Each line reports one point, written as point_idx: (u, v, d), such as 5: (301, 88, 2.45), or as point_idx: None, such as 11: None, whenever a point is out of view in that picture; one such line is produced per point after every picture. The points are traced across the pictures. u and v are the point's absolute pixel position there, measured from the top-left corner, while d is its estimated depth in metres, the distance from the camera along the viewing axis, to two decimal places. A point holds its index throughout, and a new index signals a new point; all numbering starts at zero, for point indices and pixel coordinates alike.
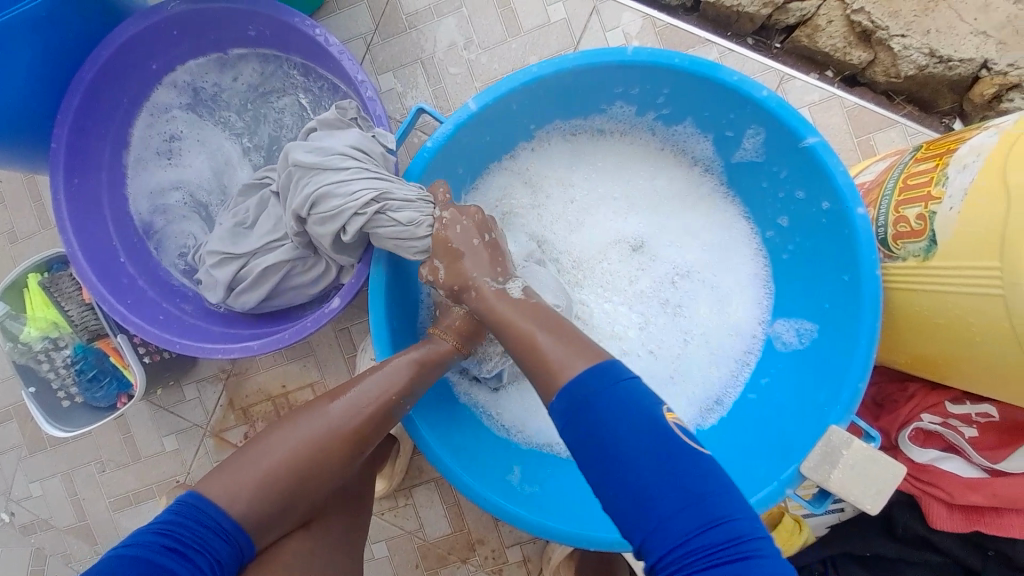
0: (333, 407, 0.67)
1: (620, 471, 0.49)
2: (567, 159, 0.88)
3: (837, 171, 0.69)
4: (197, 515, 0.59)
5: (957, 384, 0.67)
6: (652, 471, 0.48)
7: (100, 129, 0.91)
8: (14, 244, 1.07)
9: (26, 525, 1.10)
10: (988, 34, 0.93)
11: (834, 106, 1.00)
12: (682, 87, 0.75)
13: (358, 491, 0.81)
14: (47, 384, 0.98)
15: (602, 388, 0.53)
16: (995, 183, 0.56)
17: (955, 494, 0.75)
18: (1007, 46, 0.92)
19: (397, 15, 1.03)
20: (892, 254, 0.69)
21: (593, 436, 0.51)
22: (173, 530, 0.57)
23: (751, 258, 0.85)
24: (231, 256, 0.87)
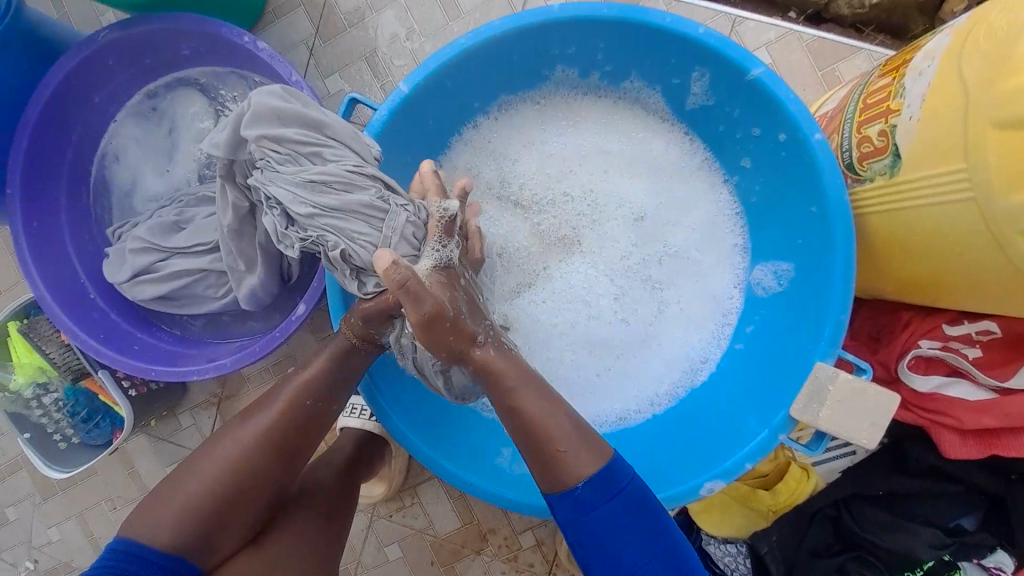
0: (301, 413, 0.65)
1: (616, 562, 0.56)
2: (532, 129, 0.84)
3: (787, 100, 0.66)
4: (155, 541, 0.59)
5: (952, 302, 0.64)
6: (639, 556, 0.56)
7: (53, 168, 0.91)
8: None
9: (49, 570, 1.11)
10: None
11: (792, 42, 0.96)
12: (620, 40, 0.73)
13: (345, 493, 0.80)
14: (44, 430, 0.98)
15: (601, 500, 0.57)
16: (951, 83, 0.52)
17: (964, 419, 0.72)
18: None
19: (334, 15, 1.01)
20: (860, 177, 0.66)
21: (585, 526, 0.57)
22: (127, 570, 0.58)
23: (723, 206, 0.82)
24: (155, 247, 0.89)
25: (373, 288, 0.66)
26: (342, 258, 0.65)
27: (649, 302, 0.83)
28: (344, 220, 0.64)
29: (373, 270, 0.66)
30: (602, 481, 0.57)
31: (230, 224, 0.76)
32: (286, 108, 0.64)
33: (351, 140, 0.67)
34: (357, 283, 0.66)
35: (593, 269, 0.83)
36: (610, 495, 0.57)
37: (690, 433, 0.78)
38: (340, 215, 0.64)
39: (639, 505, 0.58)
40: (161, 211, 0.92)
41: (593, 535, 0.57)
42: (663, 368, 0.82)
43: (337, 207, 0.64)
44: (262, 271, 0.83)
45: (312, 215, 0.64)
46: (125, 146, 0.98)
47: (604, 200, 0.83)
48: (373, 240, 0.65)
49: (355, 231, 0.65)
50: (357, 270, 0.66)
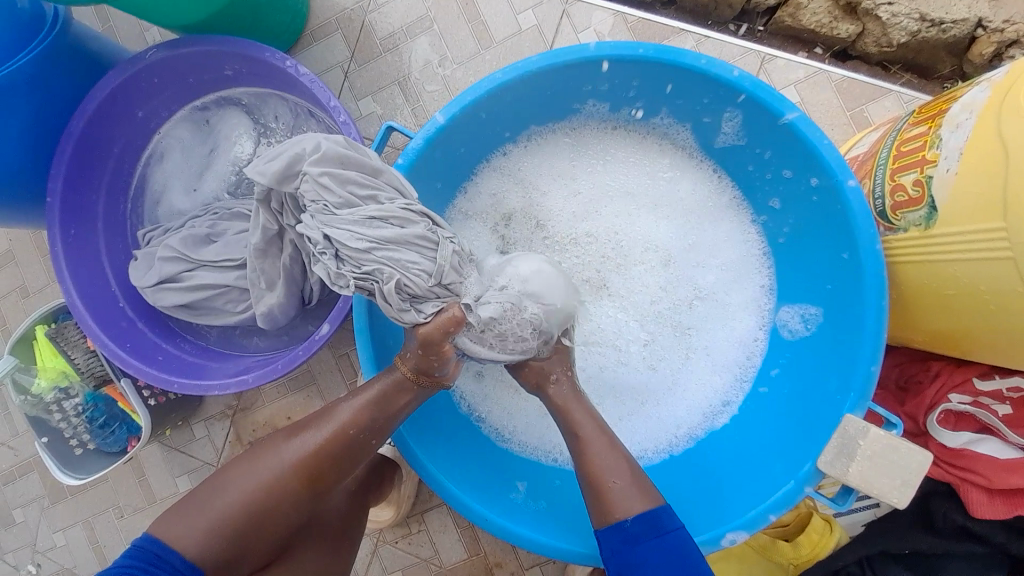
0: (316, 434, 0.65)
1: None
2: (560, 159, 0.85)
3: (822, 146, 0.66)
4: (168, 557, 0.59)
5: (982, 357, 0.62)
6: None
7: (92, 179, 0.94)
8: (27, 296, 1.11)
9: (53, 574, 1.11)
10: None
11: (821, 81, 0.96)
12: (653, 78, 0.74)
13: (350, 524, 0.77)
14: (60, 434, 0.99)
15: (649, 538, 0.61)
16: (989, 138, 0.52)
17: (994, 478, 0.69)
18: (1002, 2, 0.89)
19: (371, 41, 1.04)
20: (892, 226, 0.65)
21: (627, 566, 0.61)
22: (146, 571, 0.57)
23: (750, 244, 0.81)
24: (184, 258, 0.91)
25: (431, 312, 0.64)
26: (397, 287, 0.63)
27: (672, 338, 0.82)
28: (399, 250, 0.64)
29: (430, 297, 0.65)
30: (648, 520, 0.61)
31: (258, 242, 0.78)
32: (351, 156, 0.66)
33: (401, 185, 0.68)
34: (413, 312, 0.64)
35: (618, 302, 0.83)
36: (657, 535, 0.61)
37: (710, 477, 0.77)
38: (395, 246, 0.64)
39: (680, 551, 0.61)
40: (194, 223, 0.94)
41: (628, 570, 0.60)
42: (684, 408, 0.81)
43: (390, 238, 0.64)
44: (280, 291, 0.84)
45: (371, 254, 0.63)
46: (160, 160, 1.01)
47: (629, 235, 0.83)
48: (425, 268, 0.65)
49: (408, 260, 0.64)
50: (412, 300, 0.64)
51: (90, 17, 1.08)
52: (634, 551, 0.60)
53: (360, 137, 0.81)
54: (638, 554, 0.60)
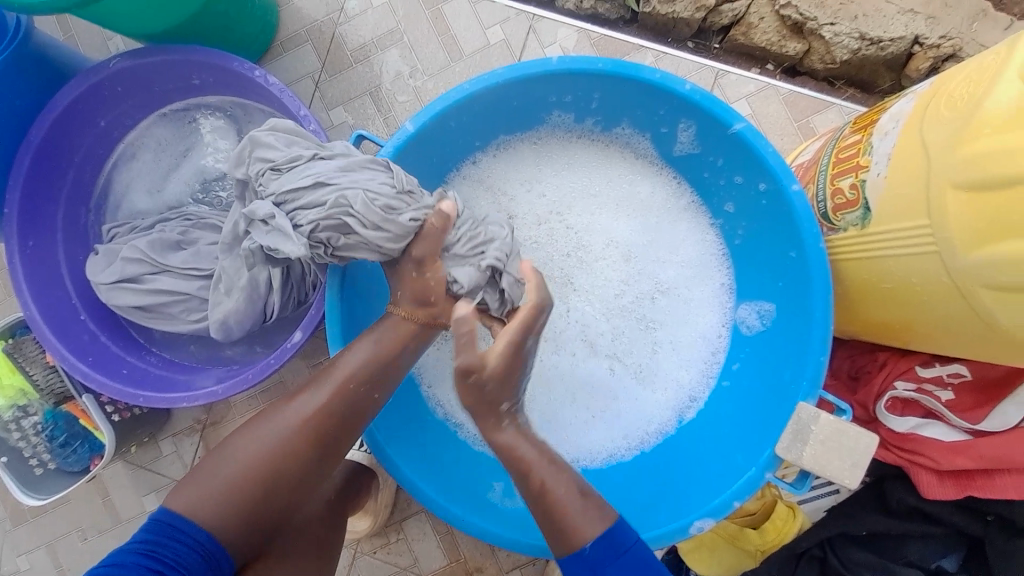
0: None
1: None
2: (530, 165, 0.88)
3: (767, 153, 0.71)
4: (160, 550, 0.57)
5: (921, 345, 0.67)
6: None
7: (52, 189, 0.92)
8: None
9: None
10: (916, 11, 0.98)
11: (770, 95, 1.04)
12: (613, 91, 0.78)
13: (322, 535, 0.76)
14: (19, 454, 0.95)
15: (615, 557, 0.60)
16: (913, 144, 0.57)
17: (939, 460, 0.74)
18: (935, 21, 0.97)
19: (342, 52, 1.06)
20: (834, 227, 0.70)
21: None
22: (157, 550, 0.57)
23: (709, 246, 0.86)
24: (148, 264, 0.89)
25: (408, 217, 0.68)
26: (364, 204, 0.67)
27: (640, 337, 0.86)
28: (357, 174, 0.69)
29: (402, 205, 0.69)
30: (610, 541, 0.60)
31: (225, 237, 0.77)
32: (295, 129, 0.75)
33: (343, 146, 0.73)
34: (392, 221, 0.68)
35: (588, 303, 0.86)
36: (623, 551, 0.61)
37: (680, 470, 0.79)
38: (354, 171, 0.69)
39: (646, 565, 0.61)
40: (164, 226, 0.92)
41: None
42: (654, 403, 0.84)
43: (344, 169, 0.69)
44: (237, 300, 0.84)
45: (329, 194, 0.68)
46: (125, 168, 0.99)
47: (593, 241, 0.87)
48: (386, 181, 0.69)
49: (365, 178, 0.68)
50: (390, 211, 0.68)
51: (51, 25, 1.07)
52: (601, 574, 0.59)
53: (323, 130, 0.83)
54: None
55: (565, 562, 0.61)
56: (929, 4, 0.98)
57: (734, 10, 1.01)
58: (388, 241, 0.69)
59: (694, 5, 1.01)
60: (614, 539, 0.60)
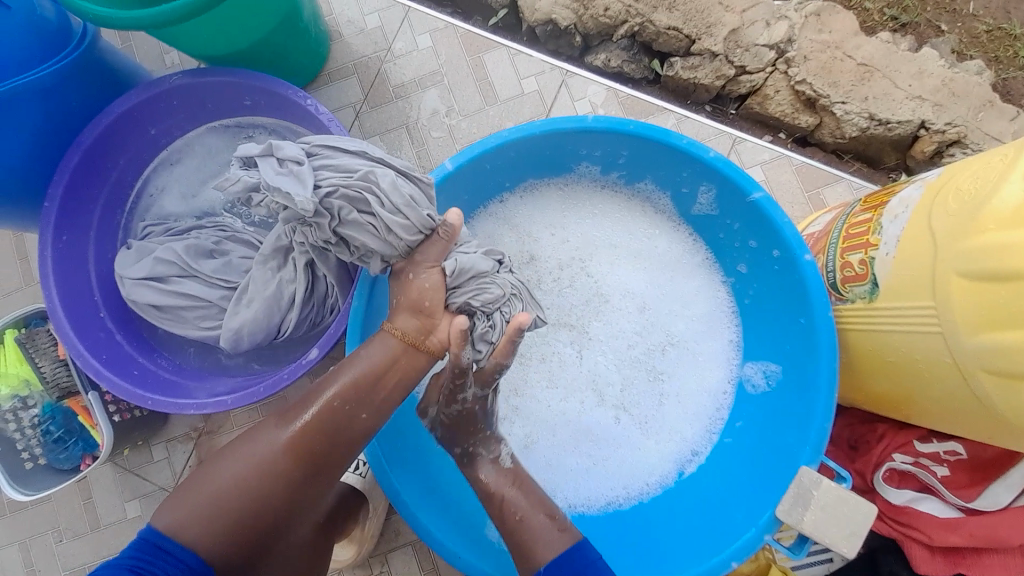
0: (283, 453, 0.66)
1: None
2: (554, 210, 0.92)
3: (783, 224, 0.75)
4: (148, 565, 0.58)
5: (920, 421, 0.69)
6: None
7: (93, 191, 0.95)
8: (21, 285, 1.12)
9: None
10: (924, 98, 1.04)
11: (784, 164, 1.10)
12: (639, 150, 0.83)
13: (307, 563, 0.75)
14: (12, 446, 0.95)
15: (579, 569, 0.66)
16: (922, 230, 0.60)
17: (933, 535, 0.75)
18: (941, 108, 1.04)
19: (384, 87, 1.13)
20: (842, 297, 0.73)
21: None
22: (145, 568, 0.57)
23: (721, 303, 0.89)
24: (179, 268, 0.92)
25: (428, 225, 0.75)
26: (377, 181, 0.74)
27: (648, 386, 0.87)
28: (373, 154, 0.76)
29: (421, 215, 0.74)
30: (573, 556, 0.67)
31: (266, 250, 0.87)
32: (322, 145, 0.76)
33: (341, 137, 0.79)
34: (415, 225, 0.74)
35: (600, 349, 0.89)
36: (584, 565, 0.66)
37: (680, 523, 0.80)
38: (382, 172, 0.74)
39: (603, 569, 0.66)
40: (199, 233, 0.95)
41: None
42: (655, 455, 0.85)
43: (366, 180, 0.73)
44: (258, 315, 0.86)
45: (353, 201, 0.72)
46: (162, 175, 1.03)
47: (609, 288, 0.90)
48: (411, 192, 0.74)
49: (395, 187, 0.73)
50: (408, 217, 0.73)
51: (113, 35, 1.14)
52: None
53: None
54: None
55: None
56: (936, 92, 1.04)
57: (752, 81, 1.08)
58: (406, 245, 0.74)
59: (715, 73, 1.08)
60: (576, 558, 0.66)
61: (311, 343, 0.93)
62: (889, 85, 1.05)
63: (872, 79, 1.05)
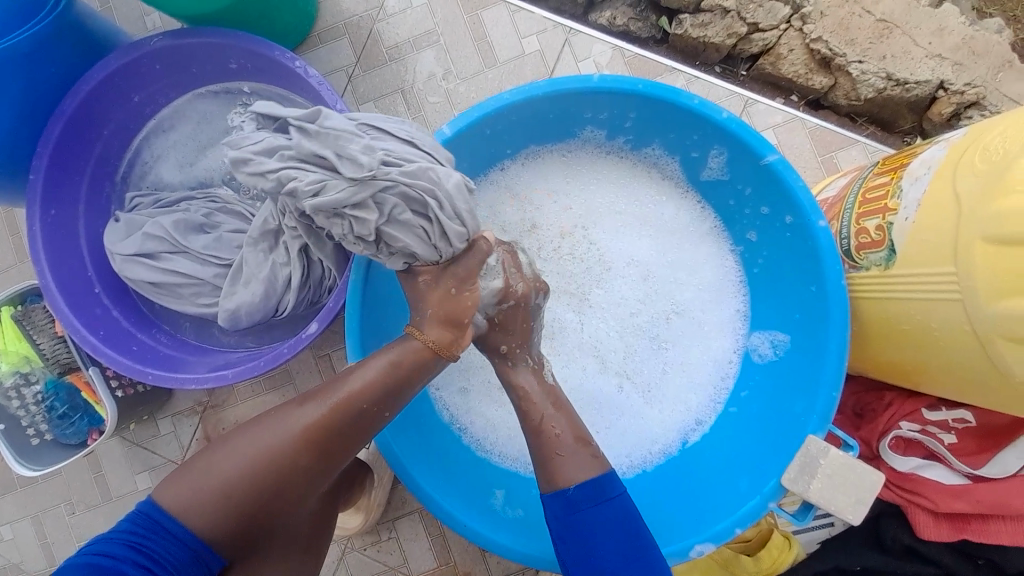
0: None
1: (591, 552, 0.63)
2: (557, 178, 0.89)
3: (798, 188, 0.72)
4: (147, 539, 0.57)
5: (929, 388, 0.68)
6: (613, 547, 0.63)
7: (79, 163, 0.92)
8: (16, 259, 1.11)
9: None
10: (944, 56, 0.99)
11: (797, 127, 1.05)
12: (647, 112, 0.79)
13: (316, 533, 0.76)
14: (17, 423, 0.95)
15: (597, 502, 0.65)
16: (946, 192, 0.57)
17: (939, 502, 0.75)
18: (963, 67, 0.99)
19: (377, 48, 1.07)
20: (856, 264, 0.71)
21: (579, 540, 0.64)
22: (144, 544, 0.57)
23: (730, 273, 0.87)
24: (172, 243, 0.90)
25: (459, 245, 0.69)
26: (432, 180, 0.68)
27: (654, 357, 0.86)
28: (429, 147, 0.70)
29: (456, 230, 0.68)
30: (592, 487, 0.66)
31: (254, 234, 0.84)
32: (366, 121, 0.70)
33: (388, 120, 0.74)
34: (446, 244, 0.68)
35: (604, 320, 0.87)
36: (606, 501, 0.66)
37: (684, 491, 0.81)
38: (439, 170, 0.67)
39: (629, 518, 0.66)
40: (189, 205, 0.93)
41: (573, 527, 0.65)
42: (660, 425, 0.85)
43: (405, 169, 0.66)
44: (255, 291, 0.84)
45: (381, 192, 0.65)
46: (150, 145, 0.99)
47: (614, 258, 0.88)
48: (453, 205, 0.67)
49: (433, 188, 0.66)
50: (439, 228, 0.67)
51: None
52: (577, 515, 0.65)
53: None
54: (580, 517, 0.65)
55: (548, 498, 0.67)
56: (956, 50, 0.99)
57: (765, 39, 1.02)
58: (432, 258, 0.69)
59: (726, 31, 1.02)
60: (599, 488, 0.66)
61: (310, 320, 0.92)
62: (908, 42, 0.99)
63: (890, 36, 0.99)
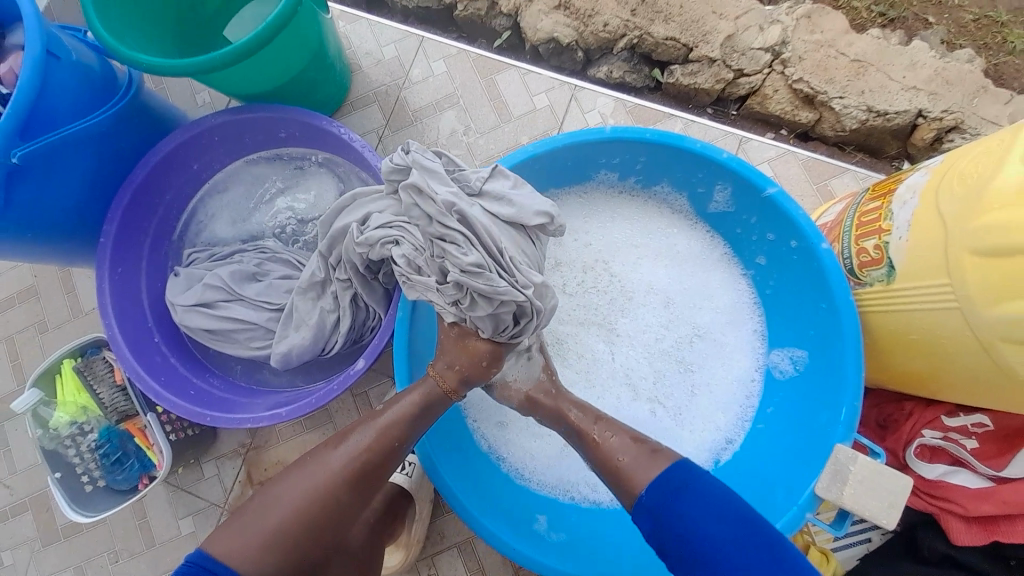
0: (343, 457, 0.70)
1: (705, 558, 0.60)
2: (577, 217, 0.97)
3: (800, 215, 0.80)
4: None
5: (948, 396, 0.72)
6: (718, 539, 0.60)
7: (142, 225, 1.01)
8: (75, 316, 1.20)
9: None
10: (919, 88, 1.09)
11: (789, 159, 1.15)
12: (656, 156, 0.88)
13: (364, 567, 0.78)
14: (72, 470, 0.99)
15: (671, 499, 0.64)
16: (932, 213, 0.64)
17: (968, 505, 0.77)
18: (937, 96, 1.08)
19: (405, 111, 1.19)
20: (860, 281, 0.77)
21: (682, 542, 0.61)
22: None
23: (745, 295, 0.93)
24: (228, 293, 0.98)
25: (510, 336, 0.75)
26: (536, 298, 0.73)
27: (680, 378, 0.91)
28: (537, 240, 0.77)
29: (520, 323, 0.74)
30: (660, 486, 0.65)
31: (303, 283, 0.90)
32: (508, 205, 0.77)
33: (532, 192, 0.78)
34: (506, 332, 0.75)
35: (630, 345, 0.93)
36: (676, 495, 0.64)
37: None
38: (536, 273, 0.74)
39: (716, 503, 0.63)
40: (242, 257, 1.02)
41: (671, 534, 0.62)
42: (691, 444, 0.88)
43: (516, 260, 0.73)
44: (306, 334, 0.91)
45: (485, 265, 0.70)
46: (204, 205, 1.09)
47: (635, 287, 0.94)
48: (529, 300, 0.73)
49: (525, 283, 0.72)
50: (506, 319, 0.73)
51: (147, 79, 1.22)
52: (665, 516, 0.63)
53: None
54: (670, 518, 0.63)
55: (635, 517, 0.66)
56: (930, 81, 1.09)
57: (750, 83, 1.13)
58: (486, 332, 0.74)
59: (714, 78, 1.13)
60: (666, 484, 0.65)
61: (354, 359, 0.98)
62: (884, 77, 1.10)
63: (867, 73, 1.10)
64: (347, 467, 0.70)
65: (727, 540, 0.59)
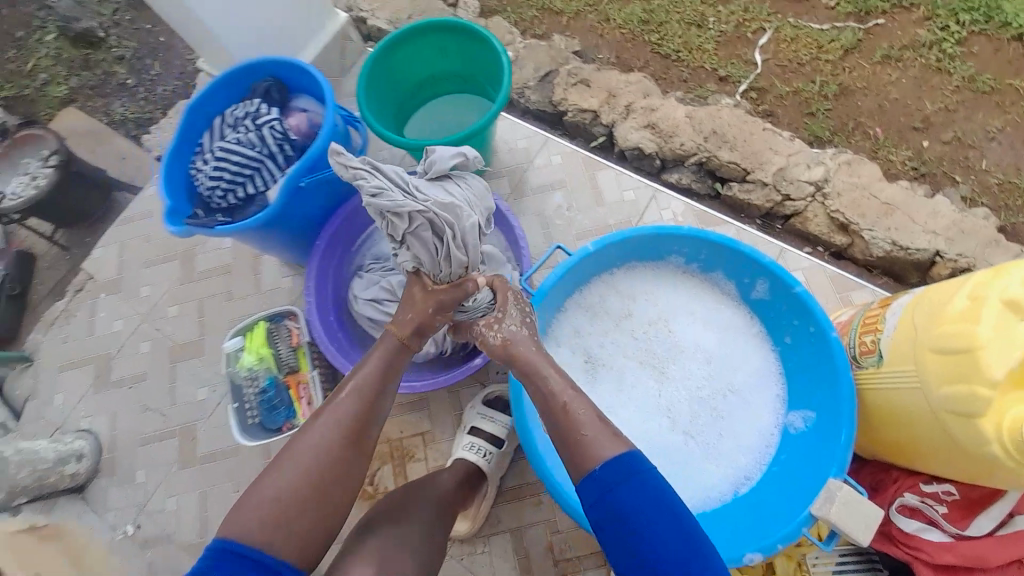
0: None
1: (643, 534, 0.74)
2: (648, 285, 1.30)
3: (818, 309, 1.09)
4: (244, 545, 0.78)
5: (922, 461, 0.96)
6: (664, 526, 0.74)
7: (344, 237, 1.42)
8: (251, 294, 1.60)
9: (153, 534, 1.38)
10: (937, 233, 1.41)
11: (818, 271, 1.46)
12: (715, 252, 1.21)
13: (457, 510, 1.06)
14: (243, 404, 1.31)
15: (622, 480, 0.79)
16: (907, 320, 0.94)
17: (934, 554, 0.98)
18: (953, 241, 1.40)
19: (526, 187, 1.62)
20: (859, 363, 1.05)
21: (618, 517, 0.76)
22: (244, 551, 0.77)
23: (772, 366, 1.21)
24: (392, 294, 1.35)
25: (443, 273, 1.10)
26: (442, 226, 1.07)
27: (713, 419, 1.18)
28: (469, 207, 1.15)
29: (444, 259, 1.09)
30: (617, 466, 0.80)
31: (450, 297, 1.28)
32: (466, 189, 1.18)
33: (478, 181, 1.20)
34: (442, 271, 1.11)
35: (676, 388, 1.22)
36: (630, 476, 0.79)
37: (737, 523, 1.06)
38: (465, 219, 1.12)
39: (656, 497, 0.77)
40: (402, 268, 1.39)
41: (618, 508, 0.77)
42: (715, 471, 1.14)
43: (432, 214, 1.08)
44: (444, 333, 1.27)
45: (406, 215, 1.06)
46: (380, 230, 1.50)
47: (685, 345, 1.25)
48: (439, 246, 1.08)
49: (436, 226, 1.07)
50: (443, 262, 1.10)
51: None
52: (608, 491, 0.78)
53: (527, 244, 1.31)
54: (611, 492, 0.78)
55: (584, 485, 0.81)
56: (948, 229, 1.41)
57: (795, 206, 1.48)
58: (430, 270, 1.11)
59: (765, 198, 1.49)
60: (623, 466, 0.80)
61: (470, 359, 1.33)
62: (908, 220, 1.43)
63: (894, 215, 1.43)
64: (355, 408, 0.95)
65: (658, 522, 0.74)
